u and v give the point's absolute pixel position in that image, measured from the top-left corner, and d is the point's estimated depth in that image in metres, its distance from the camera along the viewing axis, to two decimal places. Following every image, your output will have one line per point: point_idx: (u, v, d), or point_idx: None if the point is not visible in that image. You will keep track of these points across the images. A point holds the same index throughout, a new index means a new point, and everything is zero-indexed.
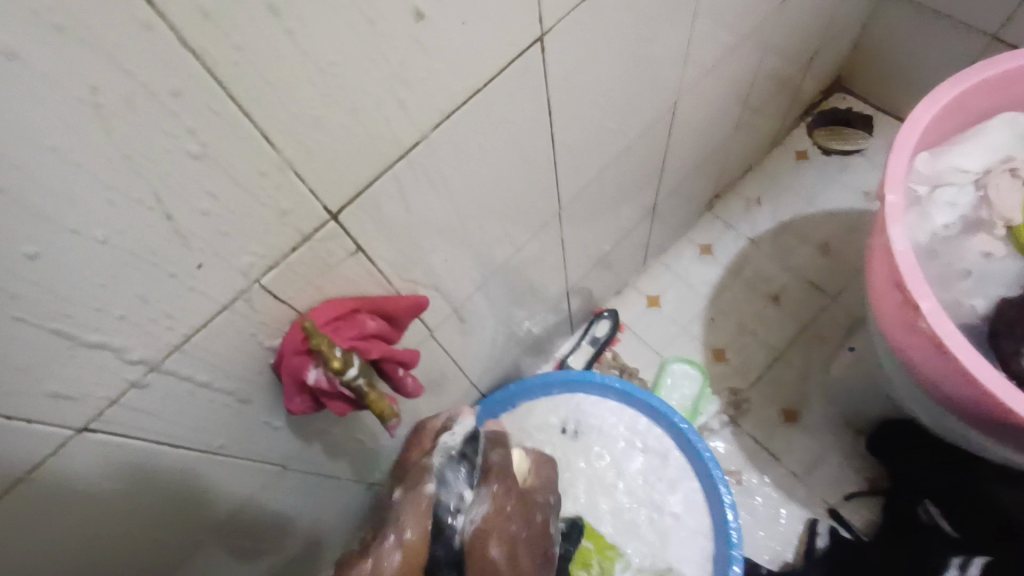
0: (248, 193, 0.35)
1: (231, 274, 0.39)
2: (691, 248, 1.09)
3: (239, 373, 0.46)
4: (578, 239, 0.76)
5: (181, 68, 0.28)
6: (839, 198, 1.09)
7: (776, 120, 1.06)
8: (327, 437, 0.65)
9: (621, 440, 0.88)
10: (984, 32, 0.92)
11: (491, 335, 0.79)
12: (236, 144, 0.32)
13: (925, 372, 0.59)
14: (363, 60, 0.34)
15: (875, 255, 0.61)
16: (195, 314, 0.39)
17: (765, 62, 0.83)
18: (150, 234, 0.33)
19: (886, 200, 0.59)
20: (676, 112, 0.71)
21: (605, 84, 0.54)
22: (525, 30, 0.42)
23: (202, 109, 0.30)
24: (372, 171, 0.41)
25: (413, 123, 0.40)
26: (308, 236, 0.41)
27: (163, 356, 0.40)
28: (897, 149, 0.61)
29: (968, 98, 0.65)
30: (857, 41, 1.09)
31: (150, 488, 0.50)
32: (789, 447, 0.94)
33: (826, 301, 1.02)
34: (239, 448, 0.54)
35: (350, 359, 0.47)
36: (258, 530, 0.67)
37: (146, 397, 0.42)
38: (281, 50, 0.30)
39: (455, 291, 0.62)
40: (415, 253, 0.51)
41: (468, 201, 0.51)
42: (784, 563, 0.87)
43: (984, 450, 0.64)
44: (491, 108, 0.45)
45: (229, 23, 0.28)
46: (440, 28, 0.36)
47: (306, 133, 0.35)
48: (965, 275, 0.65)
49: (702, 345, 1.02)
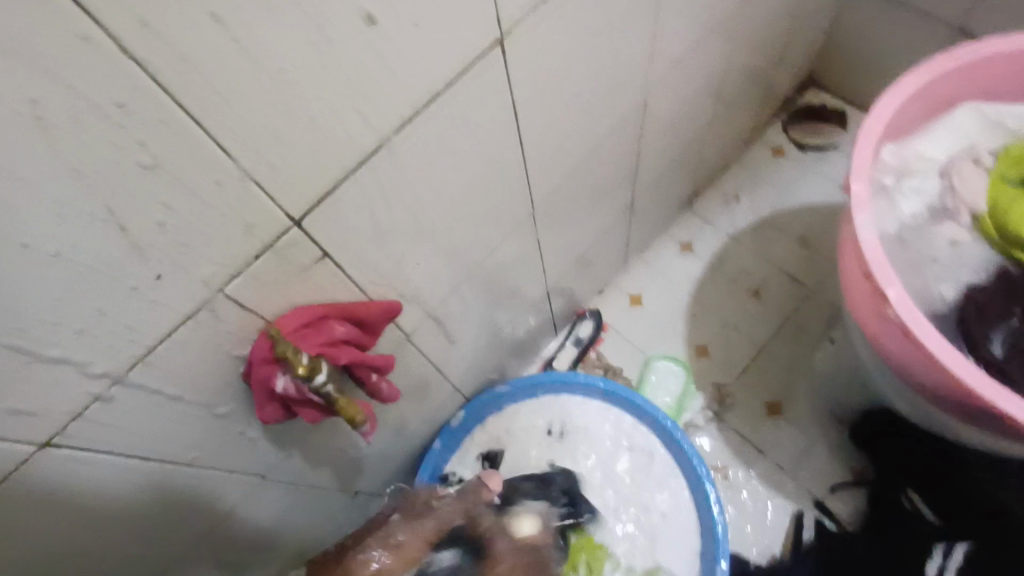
0: (206, 202, 0.35)
1: (192, 283, 0.38)
2: (673, 245, 1.10)
3: (209, 384, 0.46)
4: (555, 239, 0.76)
5: (126, 80, 0.28)
6: (816, 191, 1.10)
7: (751, 116, 1.07)
8: (307, 446, 0.65)
9: (606, 440, 0.88)
10: (948, 24, 0.93)
11: (471, 339, 0.79)
12: (189, 155, 0.32)
13: (898, 359, 0.60)
14: (316, 67, 0.34)
15: (845, 245, 0.62)
16: (156, 325, 0.39)
17: (735, 58, 0.84)
18: (104, 246, 0.33)
19: (852, 190, 0.59)
20: (647, 109, 0.72)
21: (572, 84, 0.55)
22: (482, 32, 0.42)
23: (151, 120, 0.30)
24: (334, 178, 0.41)
25: (373, 129, 0.40)
26: (269, 243, 0.41)
27: (127, 368, 0.40)
28: (862, 140, 0.62)
29: (931, 89, 0.66)
30: (827, 37, 1.10)
31: (123, 503, 0.49)
32: (774, 440, 0.94)
33: (806, 294, 1.03)
34: (214, 460, 0.54)
35: (318, 365, 0.46)
36: (240, 542, 0.67)
37: (112, 411, 0.42)
38: (230, 60, 0.30)
39: (431, 293, 0.62)
40: (386, 256, 0.51)
41: (438, 204, 0.51)
42: (772, 557, 0.87)
43: (962, 436, 0.64)
44: (455, 110, 0.45)
45: (169, 31, 0.28)
46: (393, 34, 0.36)
47: (261, 141, 0.35)
48: (935, 262, 0.65)
49: (685, 342, 1.02)
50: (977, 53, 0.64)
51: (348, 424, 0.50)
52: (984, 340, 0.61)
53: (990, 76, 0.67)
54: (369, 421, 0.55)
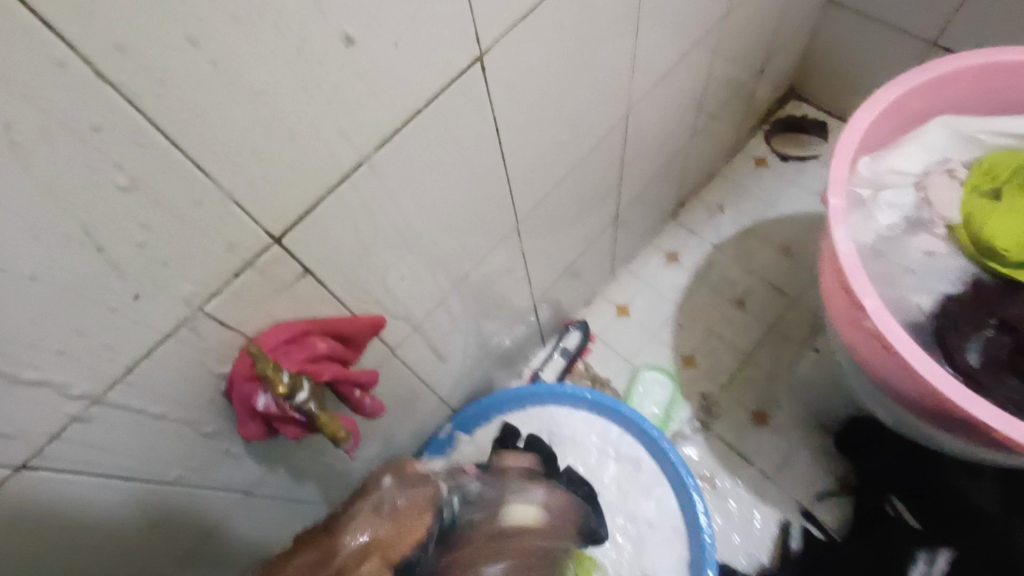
0: (184, 221, 0.35)
1: (172, 302, 0.38)
2: (658, 256, 1.11)
3: (190, 401, 0.46)
4: (540, 252, 0.77)
5: (102, 102, 0.28)
6: (798, 201, 1.12)
7: (733, 128, 1.09)
8: (292, 461, 0.65)
9: (593, 450, 0.88)
10: (923, 39, 0.95)
11: (457, 351, 0.79)
12: (166, 175, 0.33)
13: (878, 369, 0.60)
14: (294, 88, 0.34)
15: (824, 257, 0.63)
16: (136, 344, 0.39)
17: (716, 72, 0.85)
18: (81, 266, 0.33)
19: (829, 203, 0.60)
20: (630, 124, 0.73)
21: (552, 99, 0.55)
22: (461, 51, 0.42)
23: (127, 142, 0.30)
24: (315, 195, 0.41)
25: (353, 147, 0.40)
26: (251, 260, 0.41)
27: (106, 389, 0.39)
28: (838, 154, 0.63)
29: (904, 104, 0.67)
30: (806, 50, 1.12)
31: (103, 525, 0.48)
32: (760, 448, 0.95)
33: (790, 303, 1.04)
34: (198, 479, 0.54)
35: (299, 383, 0.47)
36: (224, 560, 0.66)
37: (92, 431, 0.41)
38: (207, 81, 0.30)
39: (416, 307, 0.62)
40: (368, 271, 0.51)
41: (422, 219, 0.52)
42: (760, 566, 0.86)
43: (943, 445, 0.65)
44: (436, 126, 0.45)
45: (146, 53, 0.28)
46: (372, 53, 0.37)
47: (240, 161, 0.35)
48: (908, 273, 0.67)
49: (672, 352, 1.03)
50: (950, 68, 0.65)
51: (329, 440, 0.51)
52: (960, 350, 0.62)
53: (963, 89, 0.68)
54: (352, 436, 0.55)
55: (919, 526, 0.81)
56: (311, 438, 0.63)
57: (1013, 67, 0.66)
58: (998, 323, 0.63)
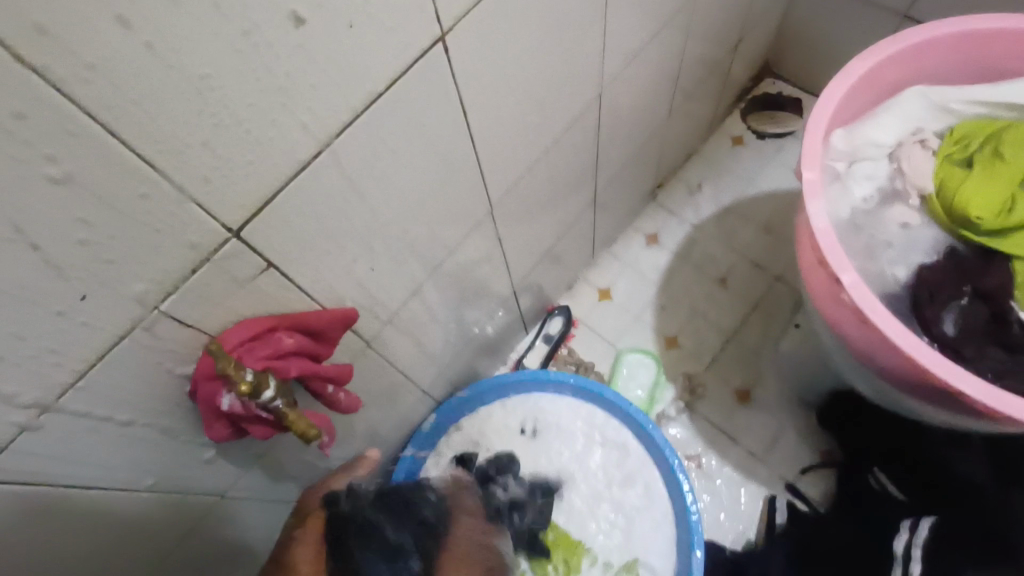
0: (129, 217, 0.33)
1: (122, 303, 0.37)
2: (639, 237, 1.10)
3: (156, 405, 0.45)
4: (517, 238, 0.76)
5: (22, 86, 0.26)
6: (775, 177, 1.12)
7: (709, 105, 1.08)
8: (270, 461, 0.63)
9: (580, 435, 0.88)
10: (896, 11, 0.95)
11: (438, 342, 0.78)
12: (106, 167, 0.31)
13: (857, 342, 0.60)
14: (241, 74, 0.32)
15: (801, 231, 0.62)
16: (86, 347, 0.37)
17: (689, 47, 0.84)
18: (15, 268, 0.31)
19: (804, 177, 0.60)
20: (602, 103, 0.71)
21: (522, 79, 0.53)
22: (421, 29, 0.40)
23: (55, 132, 0.28)
24: (273, 188, 0.39)
25: (310, 137, 0.39)
26: (208, 255, 0.39)
27: (57, 395, 0.38)
28: (813, 128, 0.62)
29: (878, 74, 0.66)
30: (781, 24, 1.11)
31: (72, 535, 0.47)
32: (744, 425, 0.95)
33: (769, 280, 1.04)
34: (174, 484, 0.53)
35: (264, 382, 0.45)
36: (201, 562, 0.65)
37: (45, 441, 0.40)
38: (143, 68, 0.29)
39: (391, 300, 0.60)
40: (339, 264, 0.50)
41: (390, 207, 0.50)
42: (747, 543, 0.88)
43: (921, 416, 0.66)
44: (397, 109, 0.43)
45: (67, 33, 0.26)
46: (327, 38, 0.35)
47: (189, 157, 0.33)
48: (888, 246, 0.67)
49: (654, 333, 1.03)
50: (924, 36, 0.65)
51: (300, 439, 0.49)
52: (937, 320, 0.62)
53: (935, 58, 0.68)
54: (326, 432, 0.54)
55: (905, 498, 0.79)
56: (290, 437, 0.62)
57: (982, 33, 0.65)
58: (972, 292, 0.64)
